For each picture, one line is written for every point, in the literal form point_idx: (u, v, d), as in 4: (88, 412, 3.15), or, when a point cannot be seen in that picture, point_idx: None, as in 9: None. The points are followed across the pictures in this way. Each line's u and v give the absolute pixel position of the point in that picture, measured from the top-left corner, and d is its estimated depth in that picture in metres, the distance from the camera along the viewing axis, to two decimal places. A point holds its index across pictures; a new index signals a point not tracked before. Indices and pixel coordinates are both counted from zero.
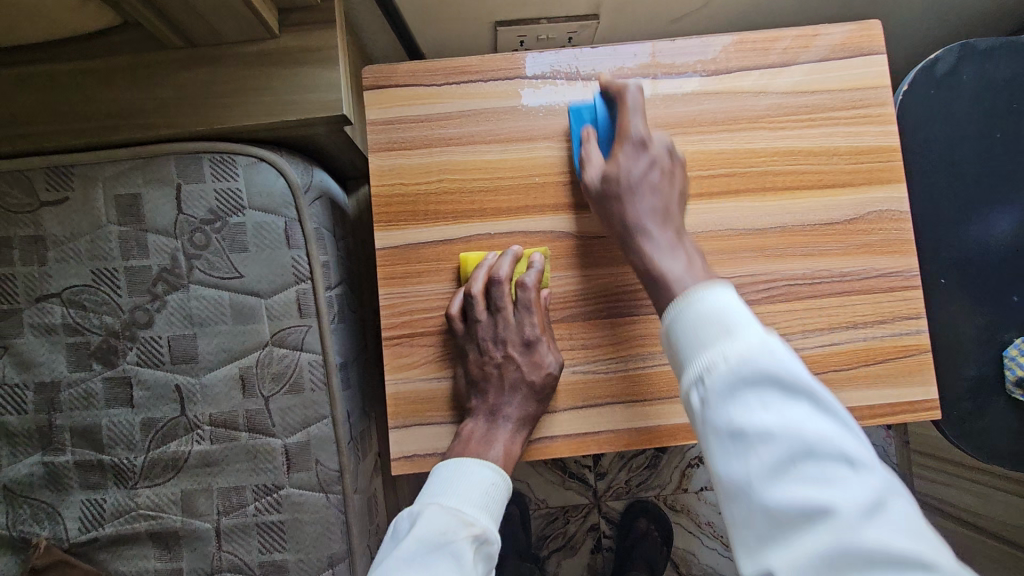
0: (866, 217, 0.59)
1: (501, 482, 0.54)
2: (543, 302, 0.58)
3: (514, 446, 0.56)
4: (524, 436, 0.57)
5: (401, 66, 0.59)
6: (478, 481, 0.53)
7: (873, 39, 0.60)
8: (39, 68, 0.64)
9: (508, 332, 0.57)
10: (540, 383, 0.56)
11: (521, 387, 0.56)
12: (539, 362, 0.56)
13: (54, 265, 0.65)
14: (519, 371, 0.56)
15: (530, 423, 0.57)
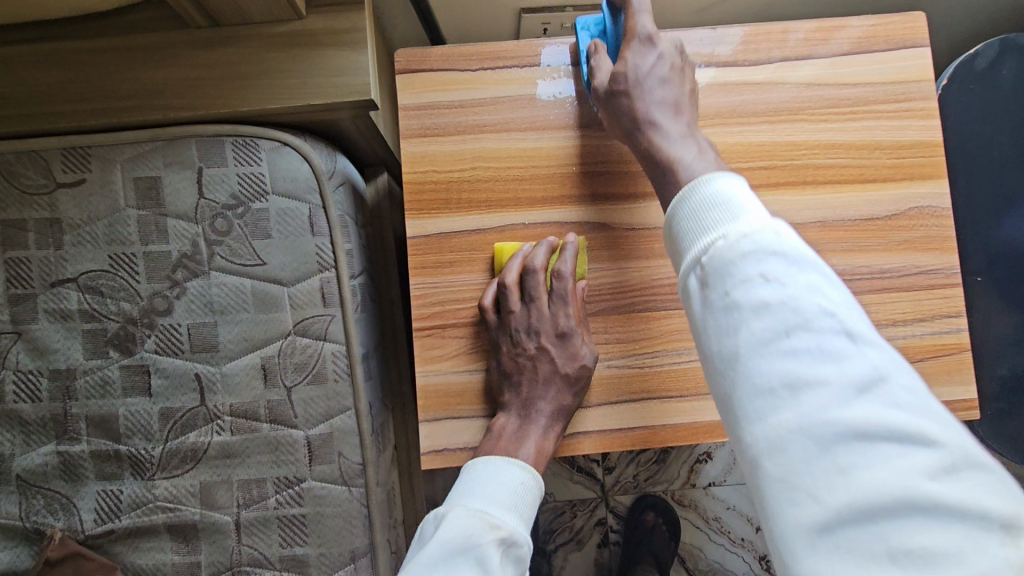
0: (908, 213, 0.58)
1: (530, 480, 0.53)
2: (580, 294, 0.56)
3: (546, 442, 0.55)
4: (557, 431, 0.56)
5: (435, 50, 0.58)
6: (507, 479, 0.51)
7: (916, 31, 0.59)
8: (57, 45, 0.62)
9: (542, 321, 0.56)
10: (575, 375, 0.55)
11: (556, 380, 0.55)
12: (575, 354, 0.55)
13: (71, 250, 0.64)
14: (555, 363, 0.55)
15: (563, 416, 0.56)
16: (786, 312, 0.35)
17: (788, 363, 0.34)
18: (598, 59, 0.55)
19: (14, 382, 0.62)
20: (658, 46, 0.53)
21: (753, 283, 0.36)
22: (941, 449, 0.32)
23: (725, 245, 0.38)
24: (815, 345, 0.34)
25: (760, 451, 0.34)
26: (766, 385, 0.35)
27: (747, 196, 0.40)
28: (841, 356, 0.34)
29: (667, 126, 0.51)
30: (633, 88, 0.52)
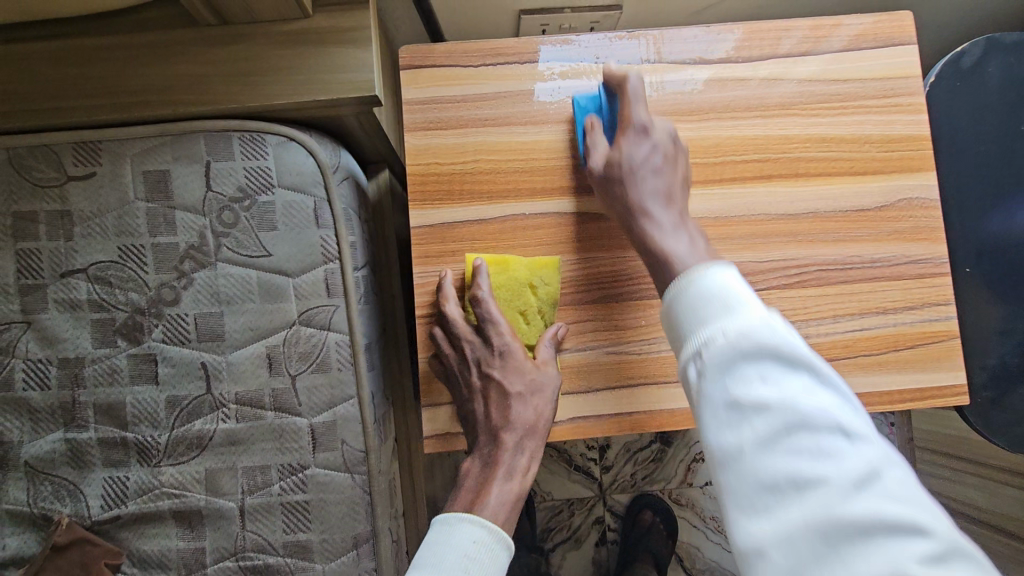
0: (896, 205, 0.60)
1: (486, 538, 0.50)
2: (549, 335, 0.58)
3: (514, 484, 0.55)
4: (526, 464, 0.56)
5: (438, 47, 0.60)
6: (461, 539, 0.50)
7: (903, 29, 0.61)
8: (70, 42, 0.64)
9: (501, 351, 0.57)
10: (534, 400, 0.56)
11: (513, 411, 0.56)
12: (532, 382, 0.56)
13: (81, 241, 0.65)
14: (510, 392, 0.56)
15: (530, 445, 0.56)
16: (783, 415, 0.35)
17: (788, 460, 0.34)
18: (593, 136, 0.57)
19: (24, 371, 0.64)
20: (653, 137, 0.55)
21: (753, 384, 0.36)
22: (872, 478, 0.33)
23: (723, 343, 0.38)
24: (815, 446, 0.34)
25: (721, 459, 0.37)
26: (770, 482, 0.34)
27: (744, 290, 0.41)
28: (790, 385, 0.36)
29: (660, 217, 0.52)
30: (628, 175, 0.53)
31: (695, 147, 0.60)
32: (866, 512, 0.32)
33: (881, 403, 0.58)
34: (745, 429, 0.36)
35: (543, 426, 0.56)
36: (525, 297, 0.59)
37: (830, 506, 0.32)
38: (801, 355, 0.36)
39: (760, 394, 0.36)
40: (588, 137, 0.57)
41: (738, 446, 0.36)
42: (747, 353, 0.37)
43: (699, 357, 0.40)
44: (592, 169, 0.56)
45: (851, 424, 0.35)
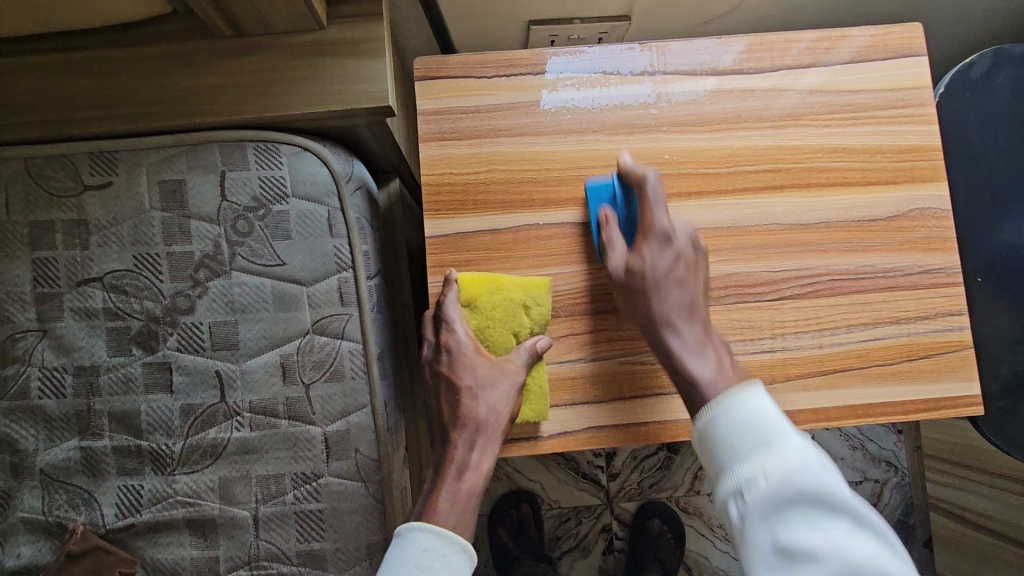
0: (908, 215, 0.60)
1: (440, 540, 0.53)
2: (527, 347, 0.57)
3: (463, 482, 0.56)
4: (477, 461, 0.56)
5: (452, 58, 0.60)
6: (412, 554, 0.52)
7: (913, 40, 0.61)
8: (87, 54, 0.65)
9: (459, 351, 0.58)
10: (484, 394, 0.57)
11: (461, 407, 0.57)
12: (485, 377, 0.57)
13: (97, 249, 0.66)
14: (461, 387, 0.57)
15: (482, 440, 0.57)
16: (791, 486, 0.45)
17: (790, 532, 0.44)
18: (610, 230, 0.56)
19: (39, 379, 0.64)
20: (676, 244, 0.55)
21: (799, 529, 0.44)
22: None
23: (743, 417, 0.48)
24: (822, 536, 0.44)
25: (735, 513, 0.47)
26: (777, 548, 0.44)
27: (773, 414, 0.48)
28: (801, 445, 0.46)
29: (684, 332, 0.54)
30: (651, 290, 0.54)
31: (708, 157, 0.60)
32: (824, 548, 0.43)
33: (896, 413, 0.58)
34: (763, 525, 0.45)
35: (495, 421, 0.56)
36: (520, 318, 0.58)
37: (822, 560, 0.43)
38: (842, 499, 0.45)
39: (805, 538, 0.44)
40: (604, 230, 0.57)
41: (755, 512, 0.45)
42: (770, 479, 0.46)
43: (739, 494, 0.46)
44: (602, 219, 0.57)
45: (851, 515, 0.45)
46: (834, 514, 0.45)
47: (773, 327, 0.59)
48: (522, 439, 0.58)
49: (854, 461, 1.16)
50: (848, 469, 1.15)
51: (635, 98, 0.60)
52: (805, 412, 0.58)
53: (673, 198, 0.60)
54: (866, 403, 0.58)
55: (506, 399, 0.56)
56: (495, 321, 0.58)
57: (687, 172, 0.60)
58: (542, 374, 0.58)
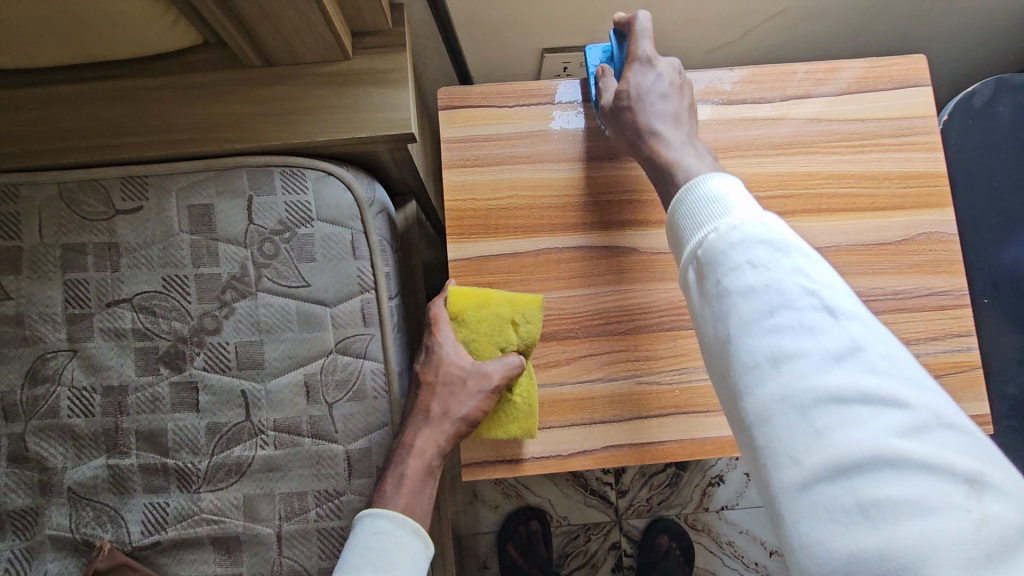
0: (916, 238, 0.62)
1: (390, 519, 0.57)
2: (506, 363, 0.59)
3: (408, 466, 0.59)
4: (421, 447, 0.59)
5: (475, 88, 0.63)
6: (364, 539, 0.56)
7: (917, 71, 0.64)
8: (122, 83, 0.67)
9: (434, 351, 0.60)
10: (442, 391, 0.59)
11: (423, 397, 0.61)
12: (451, 377, 0.59)
13: (127, 271, 0.67)
14: (424, 383, 0.60)
15: (429, 428, 0.60)
16: (768, 293, 0.39)
17: (789, 369, 0.37)
18: (605, 81, 0.60)
19: (69, 398, 0.65)
20: (693, 142, 0.56)
21: (750, 293, 0.39)
22: (956, 482, 0.33)
23: (718, 236, 0.43)
24: (799, 323, 0.38)
25: (751, 423, 0.38)
26: (795, 403, 0.36)
27: (740, 196, 0.44)
28: (822, 328, 0.37)
29: (667, 135, 0.55)
30: (636, 104, 0.57)
31: None
32: (870, 446, 0.34)
33: None
34: (772, 378, 0.37)
35: (443, 413, 0.59)
36: (507, 333, 0.59)
37: (860, 446, 0.34)
38: (893, 395, 0.35)
39: (791, 361, 0.37)
40: (601, 95, 0.60)
41: (762, 399, 0.38)
42: (738, 249, 0.41)
43: (698, 258, 0.44)
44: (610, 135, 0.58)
45: (895, 392, 0.35)
46: (881, 402, 0.35)
47: None
48: (543, 457, 0.60)
49: None
50: None
51: None
52: None
53: None
54: None
55: (465, 397, 0.58)
56: (482, 336, 0.60)
57: None
58: (531, 390, 0.59)
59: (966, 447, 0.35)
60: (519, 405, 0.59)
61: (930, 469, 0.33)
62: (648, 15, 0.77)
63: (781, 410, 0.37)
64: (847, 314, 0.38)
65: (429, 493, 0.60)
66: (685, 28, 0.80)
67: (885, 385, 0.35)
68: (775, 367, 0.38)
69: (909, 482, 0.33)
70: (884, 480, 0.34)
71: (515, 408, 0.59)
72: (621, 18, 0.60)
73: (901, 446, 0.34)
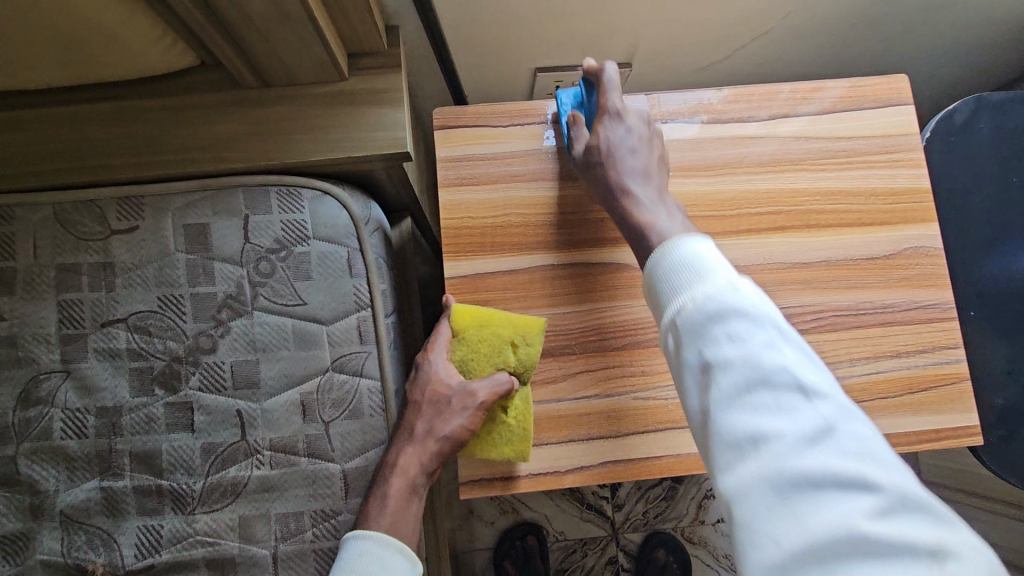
0: (903, 253, 0.63)
1: (373, 542, 0.56)
2: (496, 380, 0.59)
3: (390, 484, 0.59)
4: (404, 466, 0.60)
5: (470, 109, 0.64)
6: (349, 564, 0.55)
7: (899, 91, 0.66)
8: (119, 104, 0.68)
9: (424, 368, 0.61)
10: (428, 410, 0.60)
11: (408, 418, 0.61)
12: (437, 395, 0.60)
13: (122, 291, 0.67)
14: (411, 403, 0.61)
15: (412, 447, 0.60)
16: (779, 444, 0.37)
17: (754, 423, 0.39)
18: (576, 128, 0.60)
19: (62, 420, 0.65)
20: (627, 121, 0.59)
21: (755, 415, 0.39)
22: (881, 493, 0.35)
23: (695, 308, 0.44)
24: (775, 403, 0.39)
25: (730, 501, 0.38)
26: (742, 445, 0.39)
27: (712, 256, 0.46)
28: (796, 409, 0.38)
29: (639, 194, 0.56)
30: (608, 159, 0.58)
31: (712, 200, 0.63)
32: (822, 468, 0.36)
33: (897, 444, 0.61)
34: (750, 459, 0.38)
35: (427, 432, 0.59)
36: (505, 354, 0.60)
37: (847, 517, 0.34)
38: (812, 378, 0.39)
39: (773, 425, 0.38)
40: (570, 130, 0.61)
41: (743, 478, 0.38)
42: (713, 317, 0.42)
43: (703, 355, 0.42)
44: (574, 156, 0.60)
45: (869, 476, 0.36)
46: (850, 482, 0.36)
47: None
48: (541, 474, 0.60)
49: None
50: None
51: None
52: None
53: None
54: None
55: (448, 415, 0.58)
56: (481, 356, 0.61)
57: (694, 214, 0.63)
58: (526, 414, 0.59)
59: (925, 521, 0.35)
60: (514, 427, 0.59)
61: (889, 550, 0.33)
62: (638, 34, 0.78)
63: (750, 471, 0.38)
64: (813, 382, 0.39)
65: (415, 512, 0.60)
66: (674, 48, 0.82)
67: (856, 465, 0.36)
68: (750, 462, 0.38)
69: (881, 565, 0.33)
70: (835, 514, 0.35)
71: (508, 430, 0.59)
72: (592, 66, 0.61)
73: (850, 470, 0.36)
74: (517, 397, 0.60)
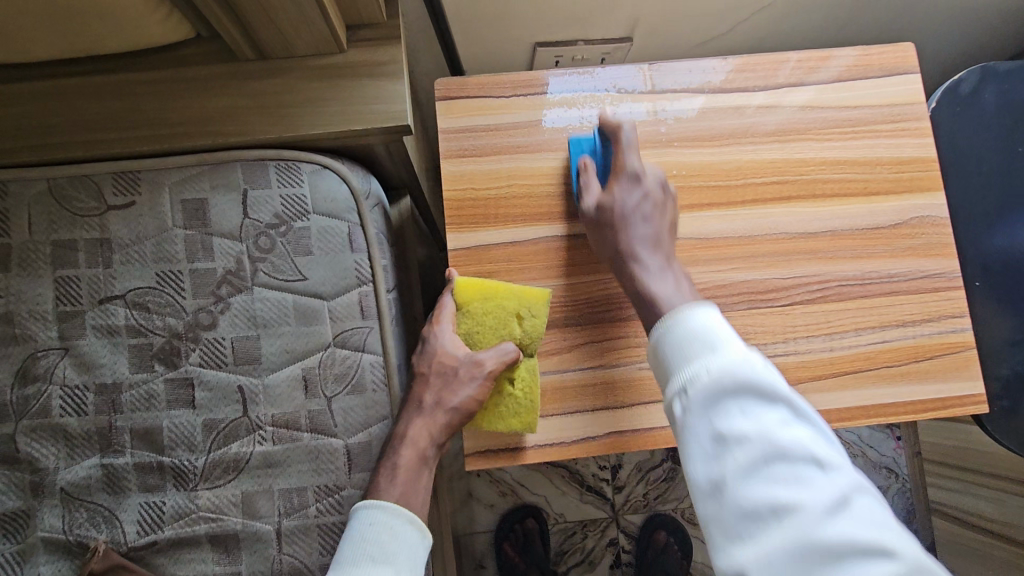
0: (909, 222, 0.63)
1: (384, 513, 0.55)
2: (503, 352, 0.58)
3: (400, 457, 0.59)
4: (415, 438, 0.59)
5: (471, 79, 0.63)
6: (361, 531, 0.55)
7: (906, 60, 0.65)
8: (114, 77, 0.66)
9: (430, 342, 0.61)
10: (436, 383, 0.59)
11: (417, 390, 0.61)
12: (445, 367, 0.59)
13: (119, 267, 0.66)
14: (418, 377, 0.61)
15: (422, 419, 0.60)
16: (762, 444, 0.42)
17: (760, 489, 0.41)
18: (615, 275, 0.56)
19: (61, 397, 0.64)
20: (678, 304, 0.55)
21: (734, 418, 0.43)
22: (899, 561, 0.38)
23: (709, 379, 0.45)
24: (791, 475, 0.41)
25: (704, 492, 0.44)
26: (750, 509, 0.41)
27: (719, 325, 0.48)
28: (809, 478, 0.41)
29: None
30: None
31: (718, 170, 0.63)
32: (794, 498, 0.40)
33: (904, 414, 0.60)
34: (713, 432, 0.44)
35: (437, 403, 0.59)
36: (510, 326, 0.59)
37: (806, 531, 0.39)
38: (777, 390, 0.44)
39: (739, 426, 0.43)
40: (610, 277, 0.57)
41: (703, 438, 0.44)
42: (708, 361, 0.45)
43: (681, 375, 0.47)
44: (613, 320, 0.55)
45: (820, 454, 0.42)
46: (872, 553, 0.38)
47: (785, 332, 0.61)
48: (545, 445, 0.59)
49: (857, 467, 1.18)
50: None
51: (642, 114, 0.63)
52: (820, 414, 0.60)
53: (687, 210, 0.62)
54: (877, 404, 0.60)
55: (457, 386, 0.58)
56: (486, 328, 0.60)
57: (698, 184, 0.63)
58: (533, 386, 0.59)
59: (880, 518, 0.40)
60: (520, 400, 0.59)
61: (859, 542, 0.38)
62: (640, 8, 0.77)
63: (709, 449, 0.44)
64: (825, 454, 0.42)
65: (426, 485, 0.60)
66: (676, 23, 0.81)
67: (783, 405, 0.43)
68: (700, 395, 0.45)
69: (842, 535, 0.39)
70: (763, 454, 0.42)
71: (516, 402, 0.59)
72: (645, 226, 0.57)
73: (846, 528, 0.39)
74: (522, 369, 0.60)
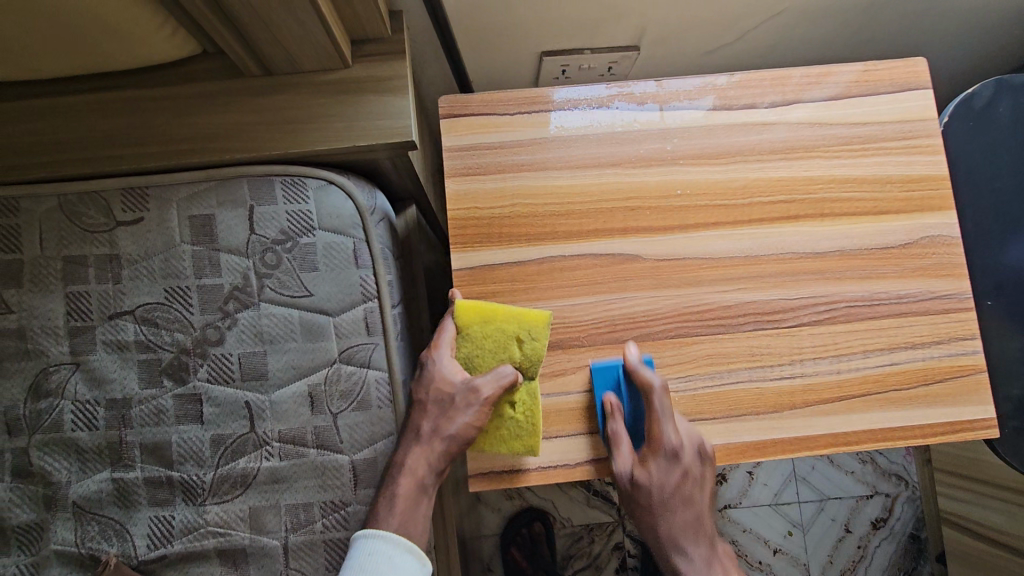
0: (919, 242, 0.62)
1: (382, 543, 0.57)
2: (501, 379, 0.58)
3: (398, 485, 0.59)
4: (412, 466, 0.59)
5: (475, 96, 0.62)
6: (360, 561, 0.56)
7: (919, 74, 0.63)
8: (122, 93, 0.67)
9: (428, 366, 0.60)
10: (433, 410, 0.59)
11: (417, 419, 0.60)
12: (441, 394, 0.59)
13: (128, 283, 0.67)
14: (416, 403, 0.60)
15: (420, 447, 0.60)
16: None
17: None
18: None
19: (72, 412, 0.65)
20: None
21: None
22: None
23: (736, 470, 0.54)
24: None
25: None
26: None
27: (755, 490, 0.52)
28: None
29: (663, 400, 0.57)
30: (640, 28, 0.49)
31: (723, 188, 0.62)
32: None
33: (913, 436, 0.60)
34: None
35: (434, 431, 0.59)
36: (510, 349, 0.59)
37: None
38: None
39: None
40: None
41: None
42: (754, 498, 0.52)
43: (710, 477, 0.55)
44: None
45: None
46: None
47: (792, 353, 0.60)
48: (548, 466, 0.60)
49: (865, 475, 1.17)
50: (858, 484, 1.16)
51: (647, 132, 0.63)
52: (825, 436, 0.59)
53: (694, 229, 0.62)
54: (884, 426, 0.60)
55: (454, 414, 0.58)
56: (487, 351, 0.60)
57: (704, 203, 0.62)
58: (535, 409, 0.58)
59: None
60: (521, 422, 0.58)
61: None
62: (647, 18, 0.76)
63: None
64: None
65: (425, 510, 0.60)
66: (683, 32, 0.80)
67: None
68: None
69: None
70: None
71: (517, 426, 0.59)
72: None
73: None
74: (524, 391, 0.59)
